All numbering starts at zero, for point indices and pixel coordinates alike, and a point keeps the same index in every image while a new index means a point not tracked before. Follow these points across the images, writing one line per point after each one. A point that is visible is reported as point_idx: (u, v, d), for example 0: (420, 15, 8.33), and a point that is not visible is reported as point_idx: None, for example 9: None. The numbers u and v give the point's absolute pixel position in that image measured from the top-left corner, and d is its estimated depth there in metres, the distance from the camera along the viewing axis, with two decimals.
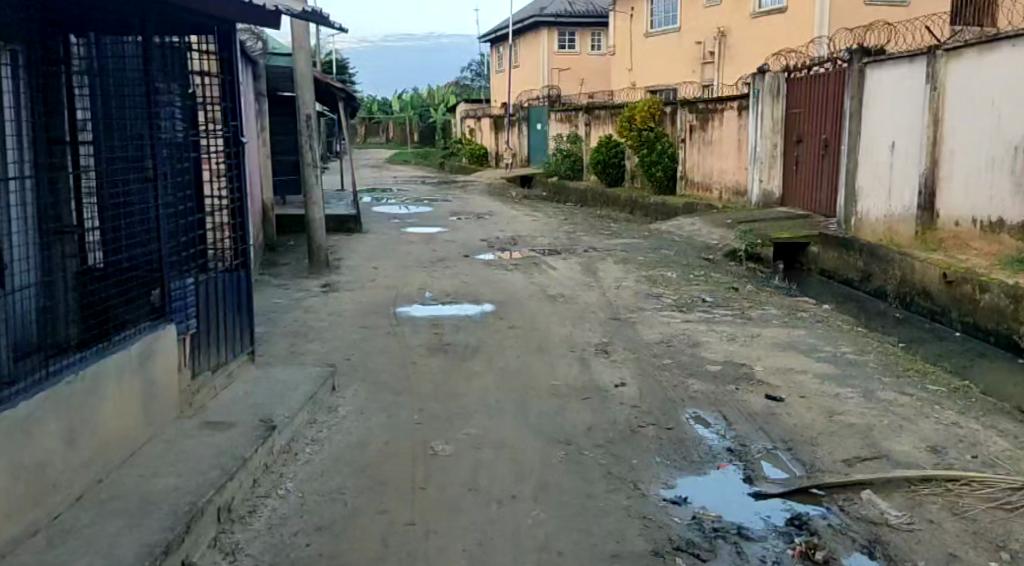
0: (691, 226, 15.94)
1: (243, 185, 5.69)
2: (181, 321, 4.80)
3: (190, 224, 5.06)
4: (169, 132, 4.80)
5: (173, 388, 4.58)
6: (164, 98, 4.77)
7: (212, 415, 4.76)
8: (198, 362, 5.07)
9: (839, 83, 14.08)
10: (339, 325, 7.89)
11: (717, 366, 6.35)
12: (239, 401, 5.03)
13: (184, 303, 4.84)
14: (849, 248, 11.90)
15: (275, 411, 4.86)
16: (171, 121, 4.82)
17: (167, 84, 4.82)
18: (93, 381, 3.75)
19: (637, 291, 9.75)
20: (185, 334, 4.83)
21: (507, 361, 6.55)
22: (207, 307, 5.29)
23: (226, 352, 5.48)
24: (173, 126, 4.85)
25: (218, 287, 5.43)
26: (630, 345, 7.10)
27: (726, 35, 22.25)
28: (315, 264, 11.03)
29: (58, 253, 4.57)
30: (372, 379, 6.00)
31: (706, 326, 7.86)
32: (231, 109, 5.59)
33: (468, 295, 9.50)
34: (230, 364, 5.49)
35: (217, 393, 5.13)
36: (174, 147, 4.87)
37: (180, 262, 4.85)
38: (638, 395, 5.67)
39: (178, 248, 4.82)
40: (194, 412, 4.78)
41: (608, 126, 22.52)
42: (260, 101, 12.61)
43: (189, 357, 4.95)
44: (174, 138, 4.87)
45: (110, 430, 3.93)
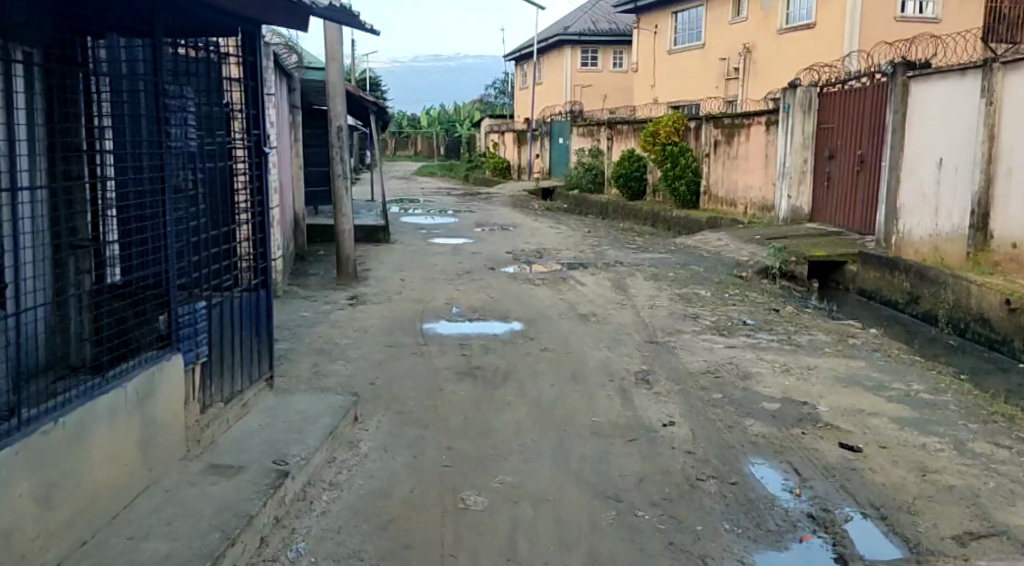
0: (718, 241, 15.26)
1: (267, 200, 4.96)
2: (189, 350, 4.11)
3: (206, 241, 4.38)
4: (179, 139, 4.14)
5: (180, 424, 3.87)
6: (175, 100, 4.10)
7: (220, 453, 4.08)
8: (207, 394, 4.32)
9: (877, 97, 13.40)
10: (362, 342, 7.26)
11: (776, 404, 5.69)
12: (250, 436, 4.35)
13: (193, 329, 4.14)
14: (894, 268, 11.21)
15: (288, 451, 4.19)
16: (184, 126, 4.17)
17: (179, 85, 4.15)
18: (76, 429, 3.10)
19: (673, 312, 9.08)
20: (196, 362, 4.16)
21: (541, 390, 5.90)
22: (225, 331, 4.53)
23: (240, 380, 4.72)
24: (187, 133, 4.21)
25: (238, 309, 4.70)
26: (674, 374, 6.44)
27: (751, 50, 21.53)
28: (343, 276, 10.41)
29: (72, 268, 3.98)
30: (395, 408, 5.35)
31: (755, 353, 7.20)
32: (256, 116, 4.87)
33: (497, 312, 8.87)
34: (245, 393, 4.75)
35: (229, 427, 4.42)
36: (186, 157, 4.23)
37: (190, 284, 4.18)
38: (692, 437, 5.01)
39: (187, 268, 4.16)
40: (202, 450, 4.08)
41: (631, 140, 21.85)
42: (294, 113, 12.01)
43: (200, 389, 4.24)
44: (186, 148, 4.21)
45: (100, 479, 3.26)
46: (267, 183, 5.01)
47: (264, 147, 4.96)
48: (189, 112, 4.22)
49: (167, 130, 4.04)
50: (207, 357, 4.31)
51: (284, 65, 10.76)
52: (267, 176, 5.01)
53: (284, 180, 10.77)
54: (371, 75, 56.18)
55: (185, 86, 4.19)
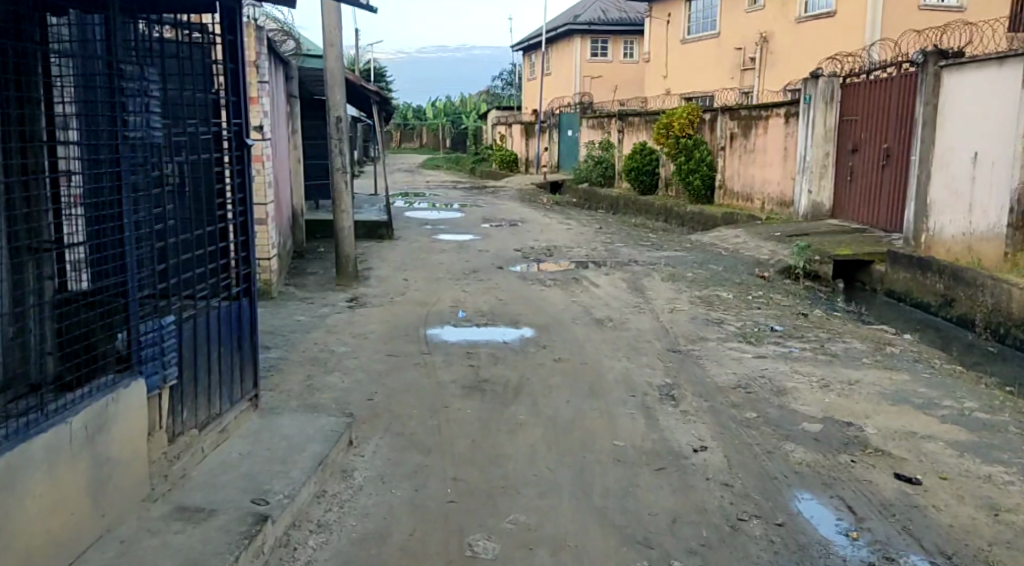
0: (735, 239, 14.67)
1: (250, 199, 4.44)
2: (153, 373, 3.59)
3: (177, 246, 3.85)
4: (141, 130, 3.58)
5: (141, 459, 3.42)
6: (133, 83, 3.54)
7: (191, 493, 3.60)
8: (178, 419, 3.83)
9: (905, 88, 12.77)
10: (361, 350, 6.73)
11: (817, 426, 5.16)
12: (228, 467, 3.86)
13: (159, 349, 3.62)
14: (926, 269, 10.61)
15: (269, 488, 3.69)
16: (147, 113, 3.61)
17: (140, 66, 3.59)
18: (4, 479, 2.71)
19: (694, 316, 8.53)
20: (165, 386, 3.66)
21: (557, 408, 5.37)
22: (199, 348, 4.01)
23: (219, 402, 4.20)
24: (151, 123, 3.65)
25: (216, 322, 4.18)
26: (701, 388, 5.90)
27: (768, 40, 20.86)
28: (343, 276, 9.88)
29: (31, 275, 3.37)
30: (395, 429, 4.83)
31: (788, 365, 6.64)
32: (236, 104, 4.33)
33: (506, 316, 8.34)
34: (225, 417, 4.22)
35: (204, 457, 3.94)
36: (149, 149, 3.66)
37: (157, 295, 3.65)
38: (727, 465, 4.47)
39: (153, 275, 3.62)
40: (171, 486, 3.62)
41: (642, 133, 21.23)
42: (292, 104, 11.49)
43: (169, 415, 3.74)
44: (150, 138, 3.64)
45: (37, 531, 2.86)
46: (252, 178, 4.49)
47: (246, 138, 4.42)
48: (155, 99, 3.66)
49: (123, 118, 3.49)
50: (178, 379, 3.81)
51: (281, 53, 10.22)
52: (252, 171, 4.48)
53: (280, 175, 10.27)
54: (377, 67, 55.63)
55: (149, 67, 3.65)
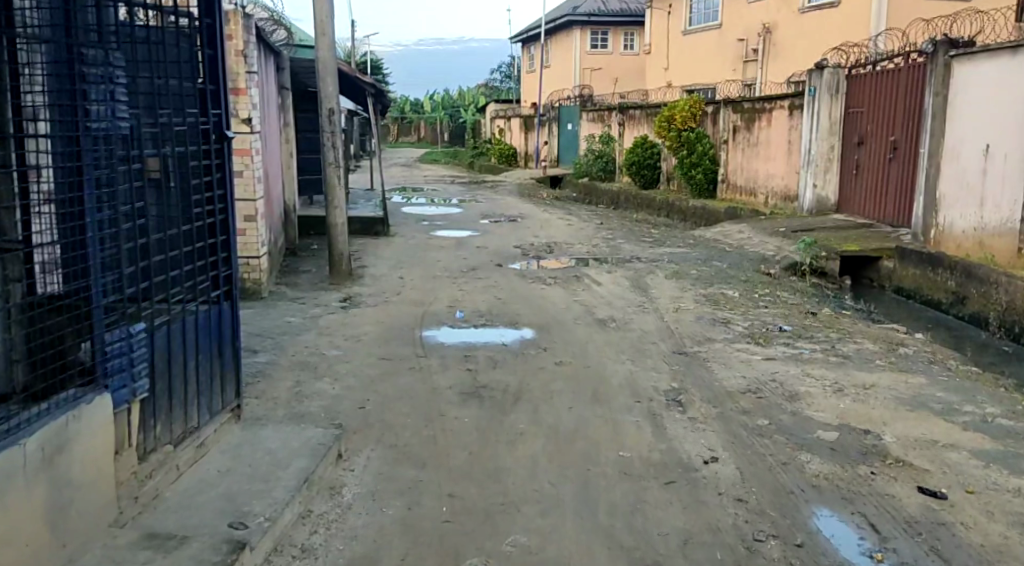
0: (739, 234, 14.41)
1: (230, 195, 4.19)
2: (120, 387, 3.30)
3: (149, 248, 3.57)
4: (106, 119, 3.29)
5: (107, 481, 3.16)
6: (95, 69, 3.25)
7: (162, 517, 3.35)
8: (152, 435, 3.56)
9: (913, 80, 12.49)
10: (354, 354, 6.48)
11: (833, 434, 4.91)
12: (206, 487, 3.61)
13: (127, 360, 3.34)
14: (937, 265, 10.33)
15: (249, 511, 3.43)
16: (111, 102, 3.33)
17: (105, 50, 3.31)
18: None
19: (699, 316, 8.28)
20: (135, 399, 3.39)
21: (559, 417, 5.12)
22: (175, 356, 3.74)
23: (196, 414, 3.92)
24: (116, 112, 3.36)
25: (194, 327, 3.91)
26: (709, 394, 5.65)
27: (771, 31, 20.57)
28: (336, 275, 9.65)
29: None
30: (388, 440, 4.57)
31: (798, 367, 6.39)
32: (215, 94, 4.07)
33: (505, 317, 8.10)
34: (203, 429, 3.96)
35: (180, 475, 3.69)
36: (115, 140, 3.37)
37: (125, 301, 3.35)
38: (740, 478, 4.21)
39: (120, 279, 3.33)
40: (141, 509, 3.38)
41: (643, 126, 20.95)
42: (285, 97, 11.37)
43: (139, 430, 3.46)
44: (115, 130, 3.35)
45: None
46: (233, 174, 4.23)
47: (225, 131, 4.17)
48: (120, 86, 3.37)
49: (85, 107, 3.20)
50: (151, 391, 3.54)
51: (271, 43, 10.00)
52: (232, 166, 4.23)
53: (271, 169, 10.06)
54: (374, 60, 55.31)
55: (114, 52, 3.36)
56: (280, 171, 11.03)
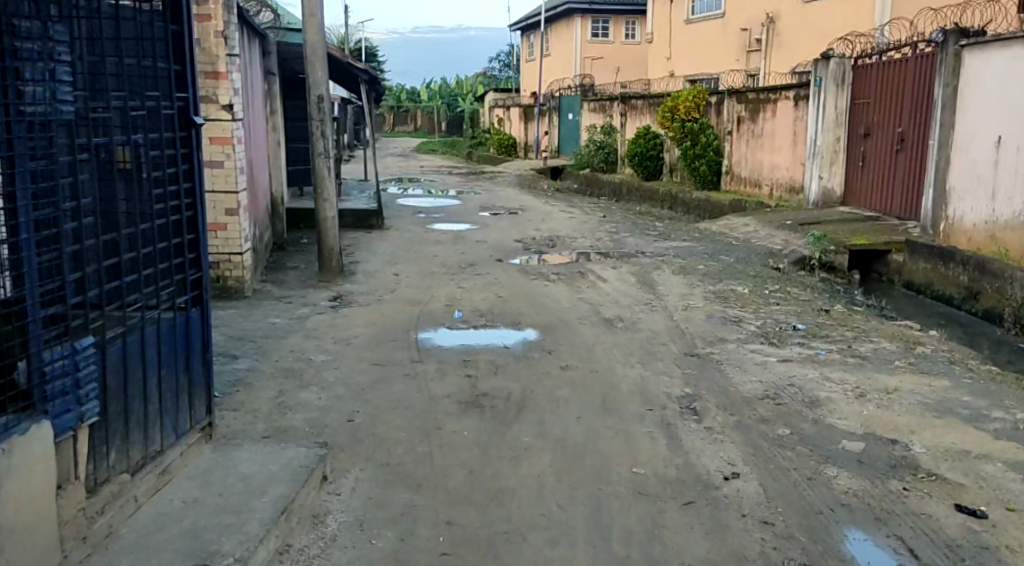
0: (744, 227, 14.13)
1: (198, 188, 4.09)
2: (61, 412, 3.10)
3: (98, 251, 3.39)
4: (46, 102, 3.09)
5: (47, 522, 3.01)
6: (31, 43, 3.05)
7: (115, 557, 3.23)
8: (105, 464, 3.45)
9: (921, 69, 12.15)
10: (347, 361, 6.24)
11: (859, 444, 4.61)
12: (169, 523, 3.48)
13: (70, 377, 3.15)
14: (948, 260, 9.98)
15: (217, 549, 3.30)
16: (53, 82, 3.13)
17: (45, 24, 3.12)
18: None
19: (708, 314, 8.00)
20: (82, 425, 3.22)
21: (565, 431, 4.87)
22: (132, 370, 3.61)
23: (156, 437, 3.82)
24: (60, 95, 3.17)
25: (156, 337, 3.79)
26: (724, 401, 5.39)
27: (775, 21, 20.20)
28: (327, 272, 9.38)
29: None
30: (380, 468, 4.36)
31: (814, 369, 6.08)
32: (182, 75, 4.01)
33: (506, 316, 7.83)
34: (165, 454, 3.86)
35: (138, 507, 3.58)
36: (60, 128, 3.19)
37: (67, 315, 3.17)
38: (764, 496, 3.95)
39: (62, 289, 3.15)
40: (90, 551, 3.25)
41: (646, 117, 20.61)
42: (271, 81, 11.46)
43: (85, 456, 3.31)
44: (59, 116, 3.16)
45: None
46: (202, 164, 4.13)
47: (194, 117, 4.06)
48: (62, 62, 3.18)
49: (17, 87, 2.98)
50: (100, 415, 3.40)
51: (254, 26, 9.83)
52: (201, 155, 4.13)
53: (255, 157, 9.88)
54: (371, 49, 54.86)
55: (56, 23, 3.17)
56: (264, 160, 10.82)
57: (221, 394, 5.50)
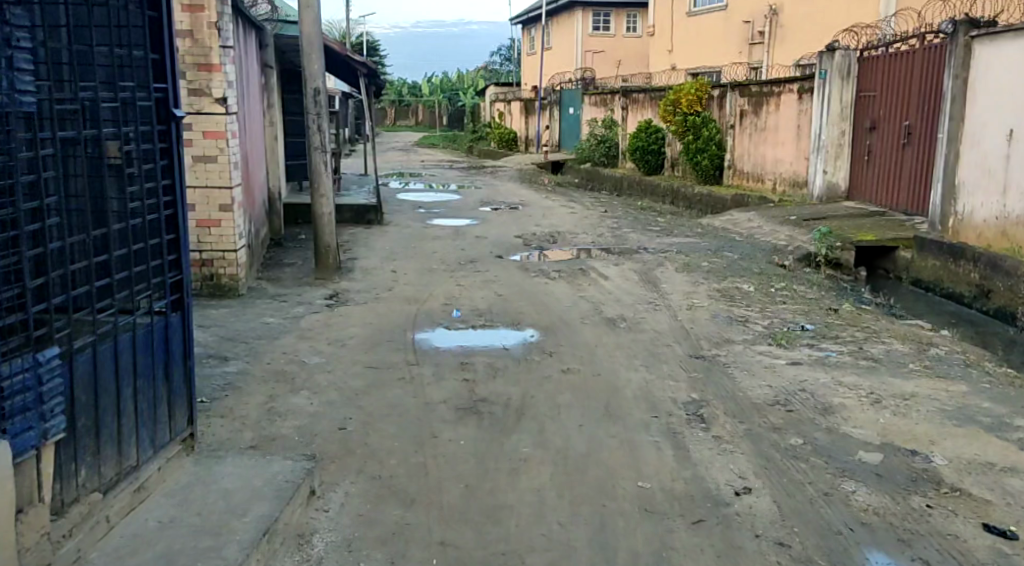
0: (748, 222, 13.87)
1: (179, 185, 3.82)
2: (21, 428, 2.88)
3: (63, 254, 3.14)
4: (2, 93, 2.85)
5: (7, 548, 2.78)
6: None
7: None
8: (74, 483, 3.24)
9: (929, 61, 11.87)
10: (340, 365, 6.01)
11: (876, 455, 4.38)
12: (143, 545, 3.26)
13: (31, 391, 2.92)
14: (958, 257, 9.73)
15: None
16: (12, 71, 2.87)
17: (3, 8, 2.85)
18: None
19: (714, 313, 7.76)
20: (47, 442, 2.99)
21: (566, 440, 4.63)
22: (104, 383, 3.37)
23: (132, 451, 3.58)
24: (20, 85, 2.91)
25: (132, 345, 3.54)
26: (733, 406, 5.15)
27: (778, 12, 19.89)
28: (322, 269, 9.10)
29: None
30: (371, 483, 4.13)
31: (827, 373, 5.81)
32: (159, 64, 3.73)
33: (506, 315, 7.59)
34: (142, 469, 3.63)
35: (110, 528, 3.35)
36: (21, 121, 2.94)
37: (25, 325, 2.94)
38: (778, 515, 3.73)
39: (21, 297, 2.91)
40: None
41: (647, 110, 20.33)
42: (268, 75, 11.19)
43: (51, 476, 3.07)
44: (19, 108, 2.91)
45: None
46: (182, 158, 3.86)
47: (173, 108, 3.77)
48: (22, 50, 2.92)
49: None
50: (67, 431, 3.17)
51: (248, 17, 9.57)
52: (181, 150, 3.85)
53: (250, 151, 9.63)
54: (371, 43, 54.58)
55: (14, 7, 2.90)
56: (260, 155, 10.58)
57: (209, 399, 5.27)
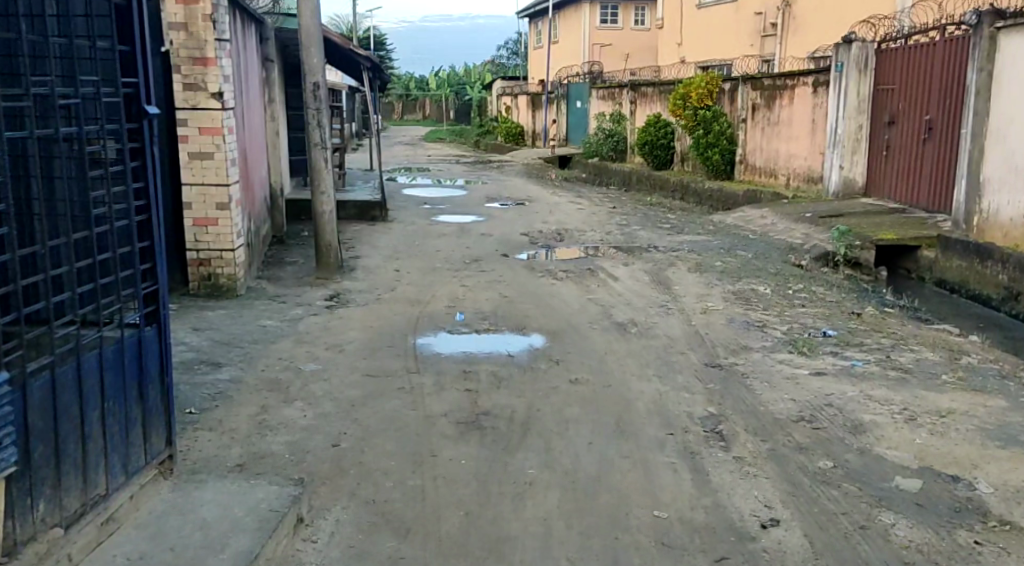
0: (761, 219, 13.46)
1: (153, 188, 3.43)
2: None
3: (12, 267, 2.76)
4: None
5: None
6: None
7: None
8: (31, 520, 2.87)
9: (951, 53, 11.43)
10: (335, 373, 5.65)
11: (914, 480, 4.02)
12: None
13: None
14: (985, 258, 9.32)
15: None
16: None
17: None
18: None
19: (730, 317, 7.39)
20: None
21: (577, 460, 4.27)
22: (64, 408, 2.99)
23: (100, 480, 3.20)
24: None
25: (98, 366, 3.16)
26: (756, 422, 4.78)
27: (791, 4, 19.44)
28: (324, 269, 8.75)
29: None
30: (364, 510, 3.76)
31: (854, 385, 5.44)
32: (129, 56, 3.34)
33: (512, 319, 7.23)
34: (111, 499, 3.25)
35: None
36: None
37: None
38: (812, 553, 3.39)
39: None
40: None
41: (656, 104, 19.92)
42: (269, 68, 10.82)
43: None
44: None
45: None
46: (157, 160, 3.47)
47: (146, 105, 3.38)
48: None
49: None
50: (19, 465, 2.79)
51: (248, 8, 9.20)
52: (155, 151, 3.46)
53: (250, 147, 9.29)
54: (377, 37, 54.22)
55: None
56: (261, 151, 10.23)
57: (195, 409, 4.89)
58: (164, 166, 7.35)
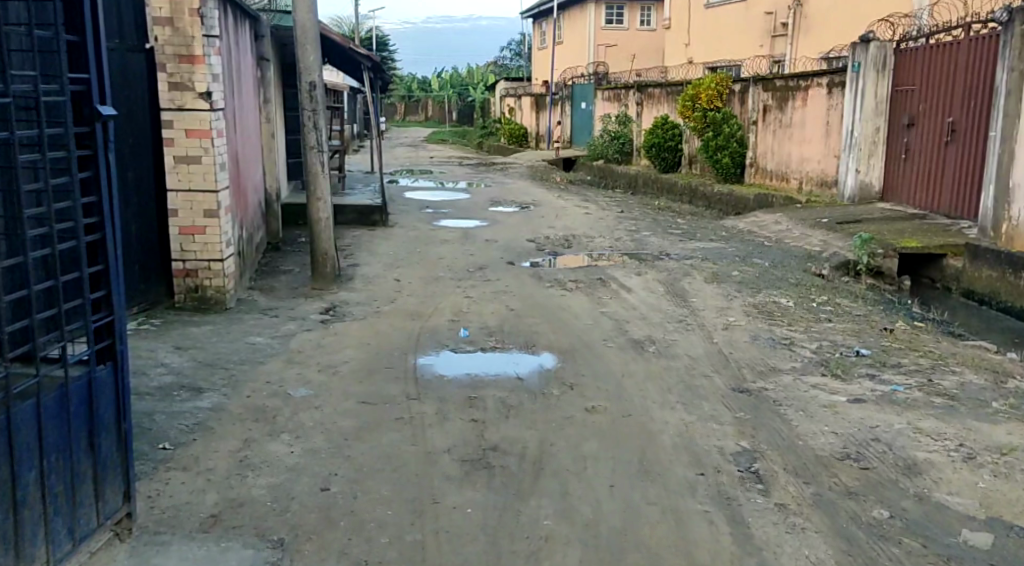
0: (776, 225, 12.94)
1: (107, 201, 2.95)
2: None
3: None
4: None
5: None
6: None
7: None
8: None
9: (976, 53, 10.90)
10: (328, 400, 5.14)
11: (984, 535, 3.53)
12: None
13: None
14: (1018, 268, 8.75)
15: None
16: None
17: None
18: None
19: (753, 333, 6.88)
20: None
21: (599, 508, 3.77)
22: None
23: (38, 548, 2.72)
24: None
25: (34, 416, 2.67)
26: (797, 460, 4.27)
27: (802, 4, 18.93)
28: (320, 278, 8.22)
29: None
30: None
31: (900, 416, 4.92)
32: (77, 47, 2.87)
33: (521, 334, 6.73)
34: None
35: None
36: None
37: None
38: None
39: None
40: None
41: (664, 105, 19.42)
42: (264, 67, 10.32)
43: None
44: None
45: None
46: (113, 169, 2.99)
47: (99, 105, 2.89)
48: None
49: None
50: None
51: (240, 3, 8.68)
52: (111, 158, 2.98)
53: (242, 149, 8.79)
54: (380, 38, 53.76)
55: None
56: (255, 155, 9.72)
57: (172, 443, 4.39)
58: (149, 171, 6.84)
